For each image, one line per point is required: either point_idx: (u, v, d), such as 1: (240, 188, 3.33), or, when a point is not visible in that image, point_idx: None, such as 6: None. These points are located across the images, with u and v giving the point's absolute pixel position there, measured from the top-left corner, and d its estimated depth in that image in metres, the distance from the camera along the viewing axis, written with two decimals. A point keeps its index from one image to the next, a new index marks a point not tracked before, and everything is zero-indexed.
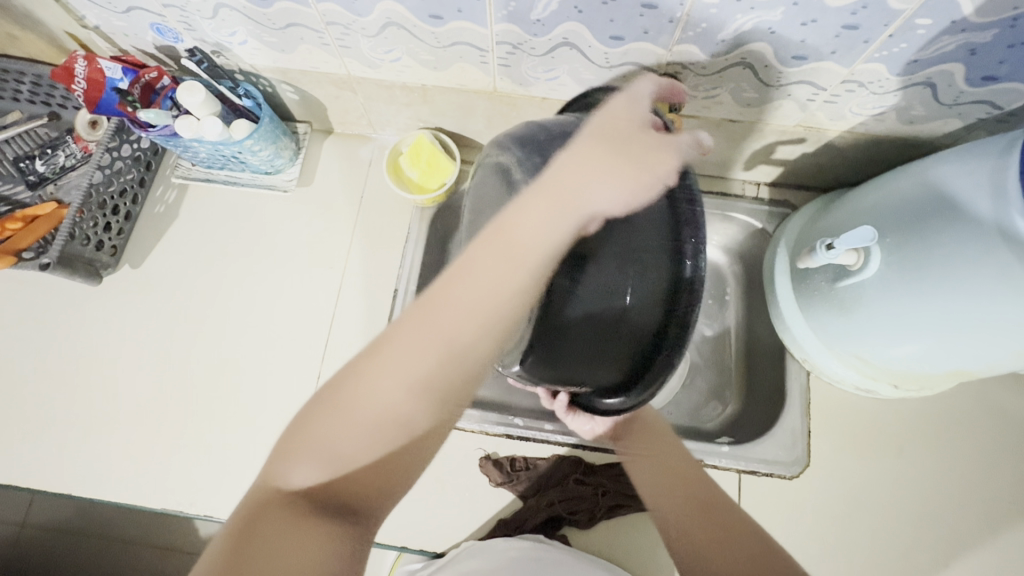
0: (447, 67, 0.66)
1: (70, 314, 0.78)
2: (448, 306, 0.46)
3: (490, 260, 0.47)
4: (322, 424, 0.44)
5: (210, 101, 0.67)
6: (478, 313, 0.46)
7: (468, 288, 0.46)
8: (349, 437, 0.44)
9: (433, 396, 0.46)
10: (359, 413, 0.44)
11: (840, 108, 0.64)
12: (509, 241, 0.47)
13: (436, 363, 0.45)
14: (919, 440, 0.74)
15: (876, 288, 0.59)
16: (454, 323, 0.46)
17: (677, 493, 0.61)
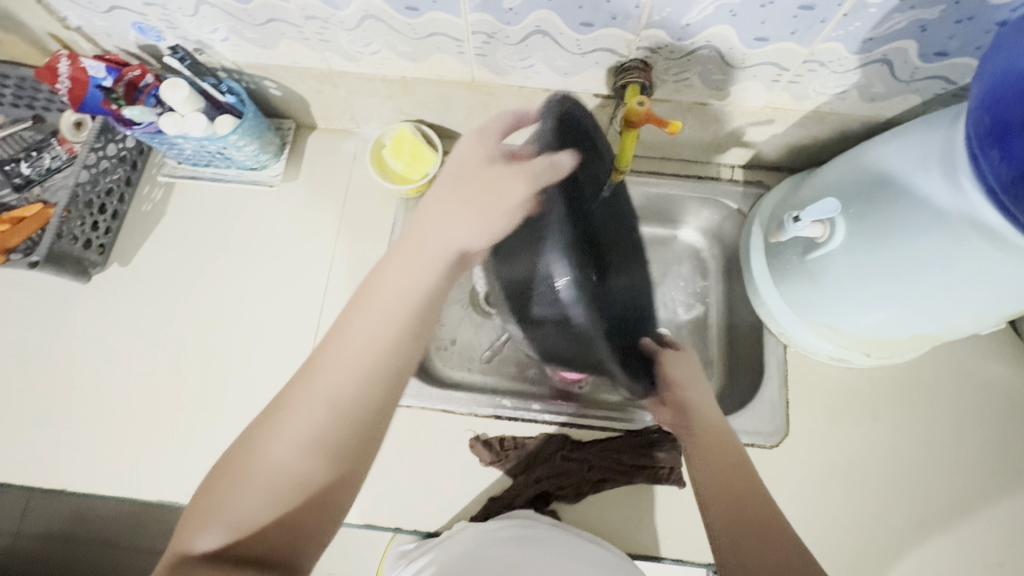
0: (426, 59, 0.68)
1: (60, 313, 0.79)
2: (340, 347, 0.49)
3: (371, 305, 0.50)
4: (227, 486, 0.46)
5: (193, 98, 0.69)
6: (359, 353, 0.48)
7: (372, 320, 0.50)
8: (256, 502, 0.45)
9: (327, 451, 0.46)
10: (247, 480, 0.45)
11: (805, 88, 0.66)
12: (384, 290, 0.51)
13: (331, 411, 0.47)
14: (893, 407, 0.76)
15: (843, 258, 0.62)
16: (351, 357, 0.48)
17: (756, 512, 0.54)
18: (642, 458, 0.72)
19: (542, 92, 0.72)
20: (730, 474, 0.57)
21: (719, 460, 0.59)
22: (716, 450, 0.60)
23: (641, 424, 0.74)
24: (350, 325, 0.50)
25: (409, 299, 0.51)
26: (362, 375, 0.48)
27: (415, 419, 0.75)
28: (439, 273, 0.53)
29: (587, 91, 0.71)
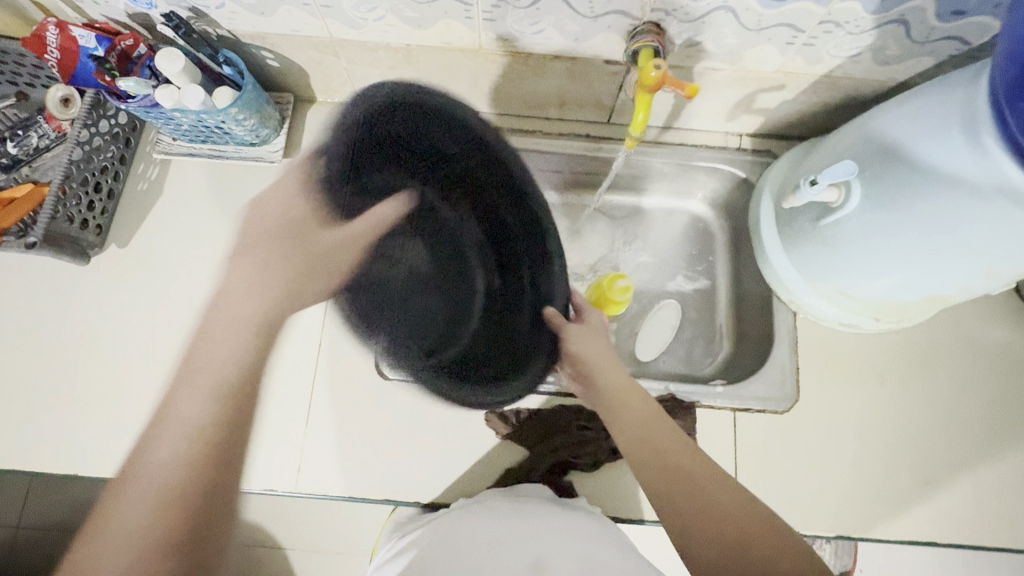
0: (432, 25, 0.66)
1: (58, 295, 0.77)
2: (186, 395, 0.47)
3: (223, 345, 0.50)
4: (93, 538, 0.43)
5: (190, 69, 0.66)
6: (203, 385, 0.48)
7: (218, 351, 0.50)
8: (108, 558, 0.42)
9: (167, 501, 0.44)
10: (110, 531, 0.43)
11: (819, 50, 0.65)
12: (236, 323, 0.52)
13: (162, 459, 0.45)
14: (899, 370, 0.78)
15: (858, 222, 0.62)
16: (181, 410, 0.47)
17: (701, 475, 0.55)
18: None
19: (551, 58, 0.71)
20: (666, 443, 0.57)
21: (652, 433, 0.58)
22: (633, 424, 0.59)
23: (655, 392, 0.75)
24: (216, 347, 0.50)
25: (235, 327, 0.51)
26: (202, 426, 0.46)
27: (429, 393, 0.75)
28: (259, 299, 0.54)
29: (597, 57, 0.70)
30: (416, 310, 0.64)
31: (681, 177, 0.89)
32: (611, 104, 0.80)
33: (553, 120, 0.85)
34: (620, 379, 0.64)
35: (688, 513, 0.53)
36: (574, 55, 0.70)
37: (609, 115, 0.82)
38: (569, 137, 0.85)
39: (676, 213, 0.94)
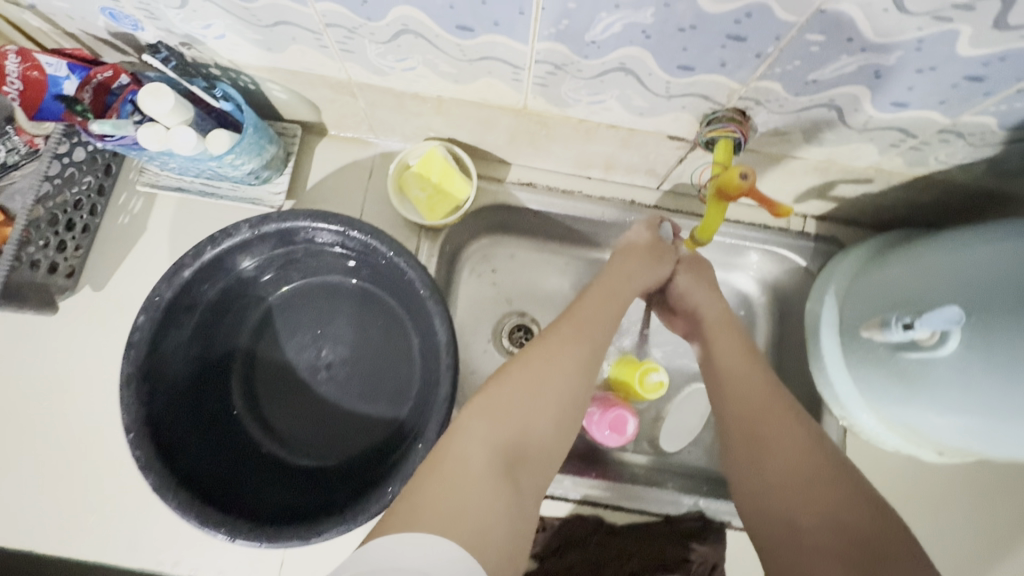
0: (471, 81, 0.55)
1: (22, 341, 0.67)
2: (528, 398, 0.49)
3: (541, 354, 0.51)
4: (434, 478, 0.43)
5: (181, 108, 0.55)
6: (550, 390, 0.50)
7: (556, 379, 0.50)
8: (485, 512, 0.41)
9: (506, 457, 0.45)
10: (454, 488, 0.42)
11: (926, 154, 0.55)
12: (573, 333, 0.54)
13: (486, 425, 0.47)
14: (956, 504, 0.69)
15: (948, 370, 0.53)
16: (530, 391, 0.49)
17: (765, 435, 0.51)
18: (687, 551, 0.65)
19: (605, 127, 0.60)
20: (741, 400, 0.55)
21: (725, 362, 0.59)
22: (718, 370, 0.59)
23: (684, 510, 0.67)
24: (559, 368, 0.51)
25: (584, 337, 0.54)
26: (514, 399, 0.48)
27: None
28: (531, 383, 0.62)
29: (661, 132, 0.59)
30: (297, 404, 0.67)
31: (731, 253, 0.80)
32: (665, 174, 0.69)
33: (596, 179, 0.75)
34: (715, 322, 0.63)
35: (743, 470, 0.51)
36: (635, 127, 0.59)
37: (660, 182, 0.72)
38: (612, 202, 0.75)
39: (721, 288, 0.84)
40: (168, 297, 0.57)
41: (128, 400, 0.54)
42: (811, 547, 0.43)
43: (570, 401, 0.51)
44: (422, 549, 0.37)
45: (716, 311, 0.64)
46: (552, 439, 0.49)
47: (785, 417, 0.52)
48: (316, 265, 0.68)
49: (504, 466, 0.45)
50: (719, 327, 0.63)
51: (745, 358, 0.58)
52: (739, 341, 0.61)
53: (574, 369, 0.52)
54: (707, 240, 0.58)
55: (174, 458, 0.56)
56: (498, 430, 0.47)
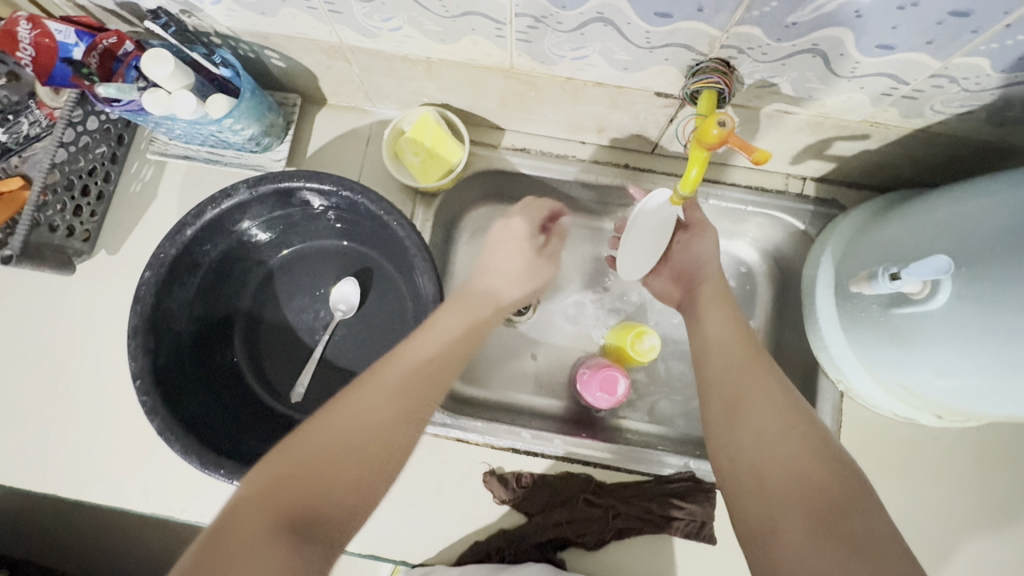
0: (457, 40, 0.56)
1: (44, 301, 0.72)
2: (343, 440, 0.46)
3: (365, 386, 0.50)
4: (287, 494, 0.43)
5: (181, 73, 0.58)
6: (363, 431, 0.47)
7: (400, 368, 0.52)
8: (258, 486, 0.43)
9: (286, 517, 0.41)
10: (228, 522, 0.40)
11: (921, 104, 0.54)
12: (403, 373, 0.52)
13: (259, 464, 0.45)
14: (952, 468, 0.67)
15: (939, 323, 0.52)
16: (330, 419, 0.47)
17: (743, 394, 0.50)
18: (673, 509, 0.65)
19: (592, 85, 0.60)
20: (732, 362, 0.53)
21: (724, 347, 0.55)
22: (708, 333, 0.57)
23: (673, 471, 0.68)
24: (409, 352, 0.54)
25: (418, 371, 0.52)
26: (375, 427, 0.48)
27: (424, 448, 0.69)
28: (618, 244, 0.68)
29: (648, 89, 0.59)
30: (293, 358, 0.70)
31: (729, 218, 0.79)
32: (658, 136, 0.69)
33: (590, 143, 0.75)
34: (711, 295, 0.61)
35: (719, 413, 0.51)
36: (622, 84, 0.59)
37: (654, 145, 0.72)
38: (606, 166, 0.75)
39: (720, 254, 0.83)
40: (172, 255, 0.60)
41: (134, 350, 0.57)
42: (775, 504, 0.43)
43: (374, 443, 0.47)
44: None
45: (716, 282, 0.63)
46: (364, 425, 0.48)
47: (764, 379, 0.51)
48: (312, 229, 0.70)
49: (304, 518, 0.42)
50: (714, 293, 0.62)
51: (734, 326, 0.57)
52: (716, 286, 0.62)
53: (389, 413, 0.49)
54: (689, 193, 0.57)
55: (178, 406, 0.59)
56: (279, 443, 0.46)
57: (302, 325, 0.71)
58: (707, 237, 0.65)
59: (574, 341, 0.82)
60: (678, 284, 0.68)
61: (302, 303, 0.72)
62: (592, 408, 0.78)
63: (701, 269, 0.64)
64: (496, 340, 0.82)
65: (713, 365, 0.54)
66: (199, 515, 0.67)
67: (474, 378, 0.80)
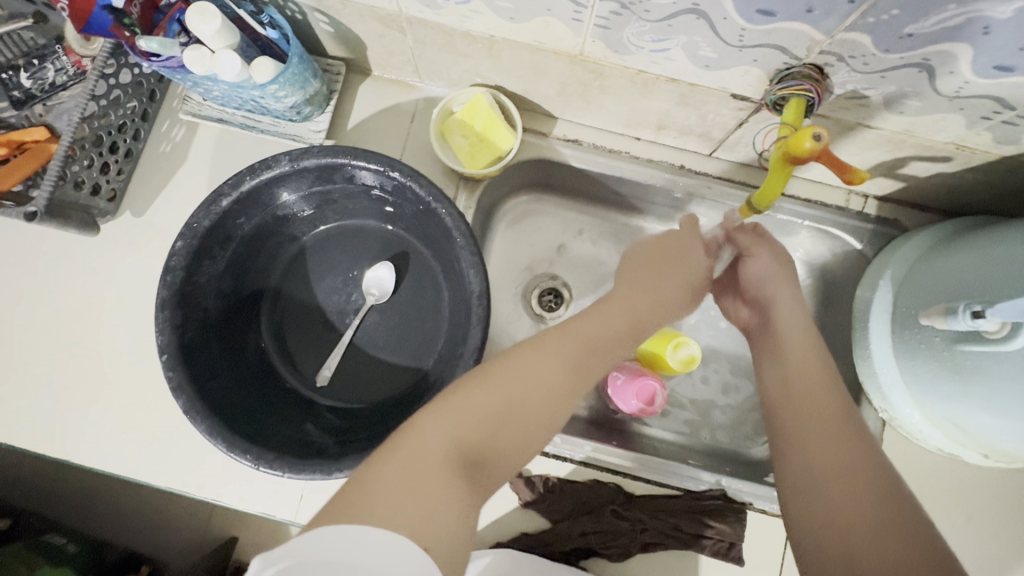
0: (528, 20, 0.52)
1: (65, 260, 0.69)
2: (515, 390, 0.45)
3: (555, 341, 0.49)
4: (475, 435, 0.42)
5: (227, 31, 0.53)
6: (537, 388, 0.46)
7: (599, 329, 0.52)
8: (443, 414, 0.42)
9: (470, 451, 0.41)
10: (406, 453, 0.39)
11: (1020, 131, 0.50)
12: (589, 333, 0.51)
13: (452, 387, 0.45)
14: (988, 507, 0.66)
15: (1014, 367, 0.49)
16: (490, 370, 0.46)
17: (811, 455, 0.46)
18: (703, 528, 0.64)
19: (665, 80, 0.57)
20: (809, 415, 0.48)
21: (792, 376, 0.52)
22: (784, 371, 0.53)
23: (704, 487, 0.66)
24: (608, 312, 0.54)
25: (615, 338, 0.52)
26: (567, 381, 0.47)
27: None
28: (756, 259, 0.63)
29: (725, 89, 0.55)
30: (320, 340, 0.68)
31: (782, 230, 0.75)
32: (721, 139, 0.66)
33: (645, 140, 0.71)
34: (786, 320, 0.57)
35: (789, 469, 0.46)
36: (697, 81, 0.55)
37: (714, 149, 0.69)
38: (659, 166, 0.71)
39: None
40: (206, 225, 0.57)
41: (161, 323, 0.54)
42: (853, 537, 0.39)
43: (553, 404, 0.46)
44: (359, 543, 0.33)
45: (790, 304, 0.59)
46: (562, 385, 0.47)
47: (833, 421, 0.47)
48: (352, 207, 0.67)
49: (475, 458, 0.42)
50: (788, 324, 0.57)
51: (816, 367, 0.52)
52: (799, 322, 0.57)
53: (567, 380, 0.47)
54: (763, 202, 0.55)
55: (204, 383, 0.56)
56: (476, 369, 0.46)
57: (333, 303, 0.68)
58: (762, 257, 0.63)
59: None
60: (752, 306, 0.64)
61: (335, 285, 0.69)
62: (621, 413, 0.76)
63: (765, 292, 0.61)
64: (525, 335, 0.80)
65: (787, 407, 0.50)
66: (214, 492, 0.65)
67: None
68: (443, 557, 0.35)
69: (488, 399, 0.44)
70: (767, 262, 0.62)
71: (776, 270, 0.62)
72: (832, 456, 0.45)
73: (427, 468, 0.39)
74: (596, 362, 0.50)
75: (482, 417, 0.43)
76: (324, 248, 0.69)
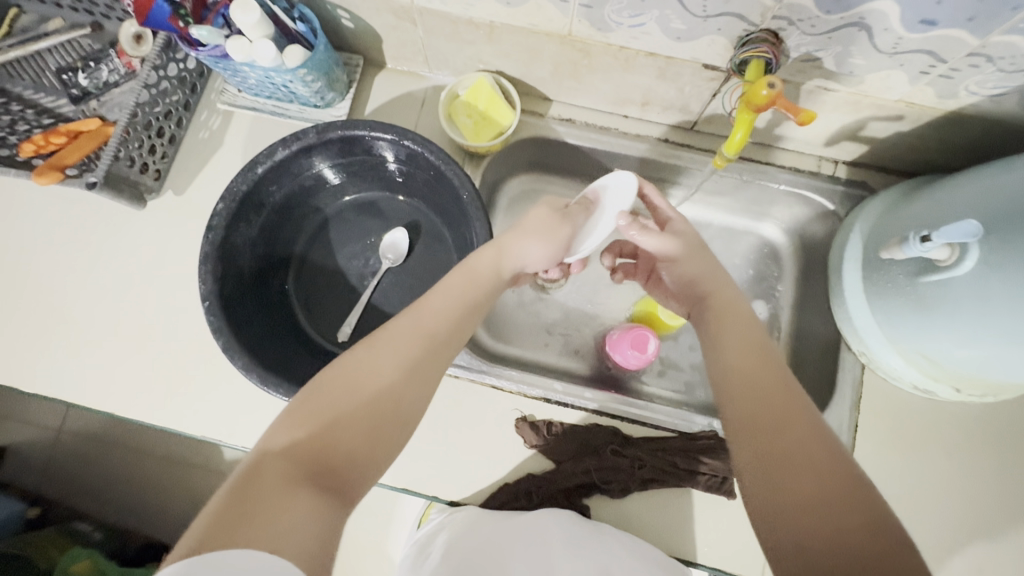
0: (522, 4, 0.61)
1: (115, 234, 0.77)
2: (321, 395, 0.43)
3: (386, 342, 0.47)
4: (321, 448, 0.40)
5: (264, 23, 0.62)
6: (334, 385, 0.44)
7: (421, 321, 0.50)
8: (295, 434, 0.40)
9: (316, 465, 0.39)
10: (246, 477, 0.37)
11: (957, 84, 0.57)
12: (419, 325, 0.50)
13: (289, 405, 0.43)
14: (966, 441, 0.70)
15: (965, 289, 0.55)
16: (350, 375, 0.44)
17: (773, 462, 0.42)
18: (697, 464, 0.68)
19: (644, 55, 0.65)
20: (748, 415, 0.46)
21: (744, 377, 0.49)
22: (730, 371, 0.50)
23: (697, 428, 0.71)
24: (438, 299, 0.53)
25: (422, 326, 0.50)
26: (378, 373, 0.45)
27: (462, 389, 0.72)
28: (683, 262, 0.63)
29: (697, 60, 0.63)
30: (340, 300, 0.75)
31: (762, 197, 0.82)
32: (699, 111, 0.73)
33: (632, 117, 0.79)
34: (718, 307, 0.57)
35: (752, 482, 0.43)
36: (673, 54, 0.63)
37: (694, 121, 0.76)
38: (645, 140, 0.79)
39: (747, 234, 0.87)
40: (243, 190, 0.64)
41: (204, 275, 0.61)
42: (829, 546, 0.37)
43: (378, 400, 0.44)
44: (242, 564, 0.31)
45: (729, 292, 0.59)
46: (361, 375, 0.45)
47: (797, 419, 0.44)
48: (369, 180, 0.75)
49: (319, 470, 0.39)
50: (721, 322, 0.56)
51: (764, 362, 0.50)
52: (741, 314, 0.56)
53: (389, 369, 0.46)
54: (732, 154, 0.62)
55: (241, 329, 0.63)
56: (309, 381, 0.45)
57: (352, 266, 0.76)
58: (686, 259, 0.63)
59: (604, 309, 0.86)
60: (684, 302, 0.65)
61: (353, 251, 0.76)
62: (619, 370, 0.82)
63: (696, 289, 0.61)
64: (529, 301, 0.86)
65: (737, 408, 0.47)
66: (245, 441, 0.71)
67: (508, 335, 0.84)
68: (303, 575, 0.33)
69: (326, 409, 0.42)
70: (695, 264, 0.62)
71: (708, 264, 0.62)
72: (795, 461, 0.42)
73: (280, 486, 0.36)
74: (432, 353, 0.48)
75: (327, 429, 0.41)
76: (343, 219, 0.77)
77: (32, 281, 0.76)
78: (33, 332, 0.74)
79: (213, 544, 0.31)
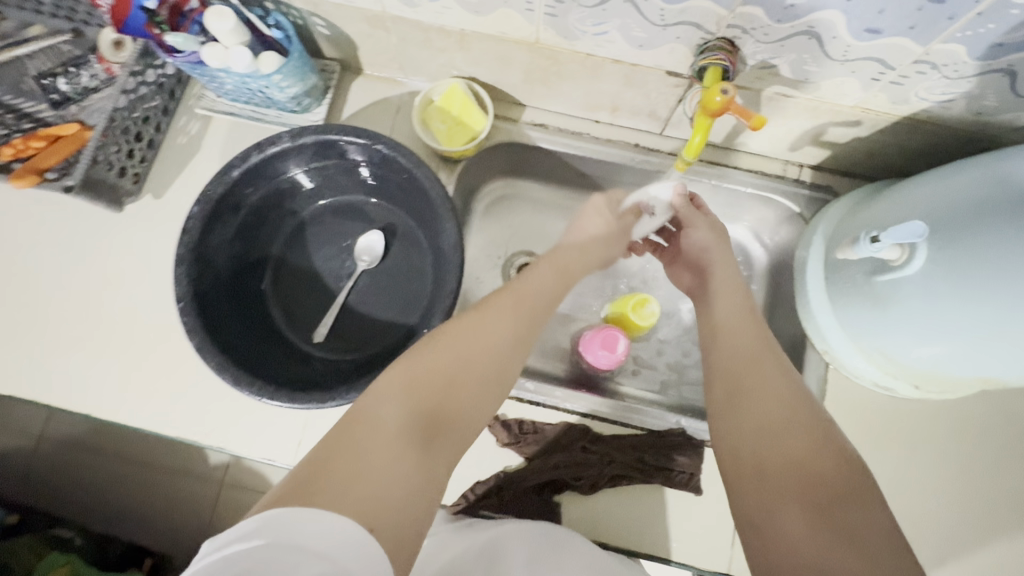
0: (490, 13, 0.63)
1: (95, 238, 0.78)
2: (436, 358, 0.48)
3: (493, 315, 0.53)
4: (432, 404, 0.45)
5: (239, 30, 0.63)
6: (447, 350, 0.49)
7: (513, 300, 0.55)
8: (403, 388, 0.45)
9: (427, 419, 0.44)
10: (361, 426, 0.42)
11: (907, 90, 0.59)
12: (520, 299, 0.56)
13: (401, 360, 0.48)
14: (928, 436, 0.72)
15: (916, 287, 0.57)
16: (459, 343, 0.50)
17: (759, 447, 0.46)
18: (665, 460, 0.70)
19: (610, 62, 0.67)
20: (729, 409, 0.51)
21: (734, 368, 0.54)
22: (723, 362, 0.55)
23: (667, 426, 0.72)
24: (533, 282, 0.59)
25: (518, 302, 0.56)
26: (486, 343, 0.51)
27: None
28: (695, 230, 0.69)
29: (660, 67, 0.65)
30: (316, 302, 0.76)
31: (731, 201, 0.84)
32: (667, 117, 0.75)
33: (603, 122, 0.81)
34: (724, 281, 0.64)
35: (733, 467, 0.47)
36: (637, 61, 0.65)
37: (663, 127, 0.78)
38: (617, 145, 0.81)
39: None
40: (218, 193, 0.65)
41: (179, 276, 0.62)
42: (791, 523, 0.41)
43: (491, 366, 0.50)
44: (324, 525, 0.34)
45: (730, 268, 0.66)
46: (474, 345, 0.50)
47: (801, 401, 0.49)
48: (344, 184, 0.76)
49: (430, 423, 0.44)
50: (725, 290, 0.63)
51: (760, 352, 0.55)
52: (746, 310, 0.60)
53: (497, 340, 0.51)
54: (692, 158, 0.64)
55: (215, 330, 0.64)
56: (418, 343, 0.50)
57: (328, 268, 0.77)
58: (701, 227, 0.69)
59: (580, 310, 0.88)
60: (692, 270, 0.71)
61: (330, 254, 0.77)
62: (593, 370, 0.83)
63: (705, 259, 0.68)
64: None
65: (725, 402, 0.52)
66: (221, 441, 0.72)
67: None
68: (393, 534, 0.37)
69: (431, 368, 0.47)
70: (706, 233, 0.68)
71: (714, 239, 0.68)
72: (784, 441, 0.46)
73: (392, 439, 0.41)
74: (527, 329, 0.54)
75: (434, 388, 0.46)
76: (319, 221, 0.78)
77: (11, 283, 0.77)
78: (12, 334, 0.75)
79: (313, 495, 0.36)
